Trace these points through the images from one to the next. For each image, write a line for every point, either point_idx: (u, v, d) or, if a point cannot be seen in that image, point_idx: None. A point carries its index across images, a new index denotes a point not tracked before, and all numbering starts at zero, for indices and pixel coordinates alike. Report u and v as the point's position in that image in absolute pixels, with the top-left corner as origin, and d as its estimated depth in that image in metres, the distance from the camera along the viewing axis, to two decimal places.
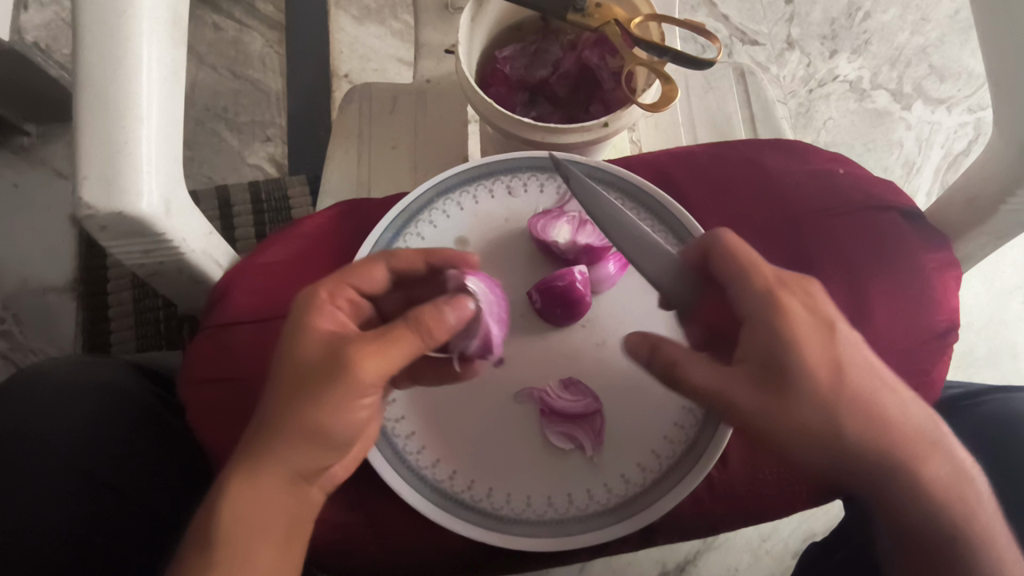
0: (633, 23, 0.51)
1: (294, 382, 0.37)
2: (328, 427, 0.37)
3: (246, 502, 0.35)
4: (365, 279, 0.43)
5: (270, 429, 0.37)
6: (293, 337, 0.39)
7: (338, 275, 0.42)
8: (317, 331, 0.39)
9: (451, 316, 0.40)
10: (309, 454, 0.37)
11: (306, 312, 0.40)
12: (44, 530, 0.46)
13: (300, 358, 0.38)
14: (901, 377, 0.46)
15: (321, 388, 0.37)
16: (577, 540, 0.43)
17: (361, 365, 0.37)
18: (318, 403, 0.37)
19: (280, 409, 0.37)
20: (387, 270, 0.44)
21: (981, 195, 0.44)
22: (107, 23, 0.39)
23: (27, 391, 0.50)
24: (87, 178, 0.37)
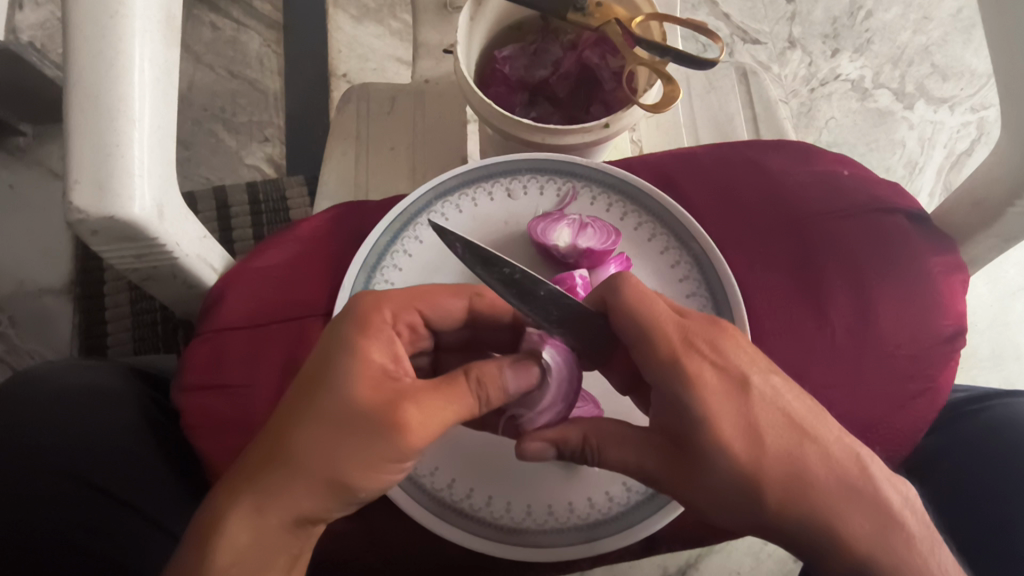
0: (635, 21, 0.50)
1: (339, 418, 0.35)
2: (359, 484, 0.35)
3: (250, 532, 0.34)
4: (433, 304, 0.43)
5: (300, 462, 0.34)
6: (345, 366, 0.36)
7: (409, 297, 0.42)
8: (373, 363, 0.37)
9: (510, 385, 0.39)
10: (329, 501, 0.35)
11: (363, 338, 0.37)
12: (38, 532, 0.45)
13: (349, 390, 0.35)
14: (901, 383, 0.46)
15: (370, 436, 0.35)
16: (578, 549, 0.43)
17: (417, 425, 0.36)
18: (360, 452, 0.35)
19: (312, 441, 0.34)
20: (459, 298, 0.44)
21: (987, 198, 0.43)
22: (98, 23, 0.39)
23: (22, 393, 0.50)
24: (79, 182, 0.36)
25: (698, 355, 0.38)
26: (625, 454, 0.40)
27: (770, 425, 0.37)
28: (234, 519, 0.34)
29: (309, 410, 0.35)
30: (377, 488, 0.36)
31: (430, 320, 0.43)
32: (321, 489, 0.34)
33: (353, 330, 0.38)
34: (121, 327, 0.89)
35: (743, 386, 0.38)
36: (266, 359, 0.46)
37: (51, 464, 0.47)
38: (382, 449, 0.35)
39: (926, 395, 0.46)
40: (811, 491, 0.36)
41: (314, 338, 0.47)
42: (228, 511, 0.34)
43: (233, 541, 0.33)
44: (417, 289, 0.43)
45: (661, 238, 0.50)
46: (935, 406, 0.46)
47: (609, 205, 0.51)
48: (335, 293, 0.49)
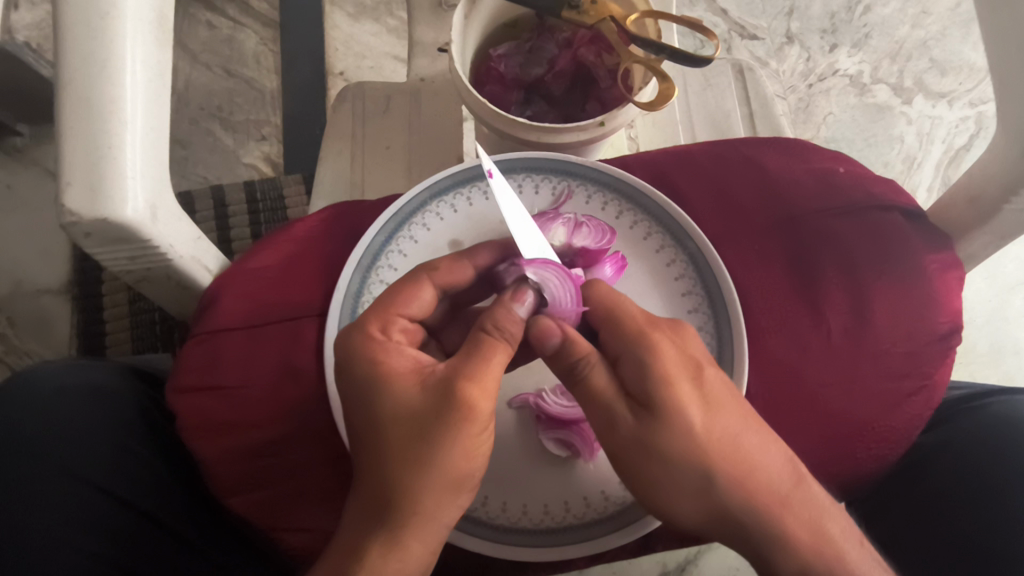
0: (630, 19, 0.49)
1: (408, 433, 0.36)
2: (462, 471, 0.36)
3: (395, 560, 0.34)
4: (409, 303, 0.42)
5: (392, 483, 0.35)
6: (370, 382, 0.38)
7: (385, 308, 0.41)
8: (406, 378, 0.38)
9: (521, 312, 0.39)
10: (451, 497, 0.36)
11: (383, 357, 0.38)
12: (36, 531, 0.45)
13: (398, 406, 0.37)
14: (913, 373, 0.46)
15: (440, 426, 0.36)
16: (575, 549, 0.42)
17: (479, 394, 0.36)
18: (438, 436, 0.35)
19: (390, 449, 0.36)
20: (433, 290, 0.43)
21: (982, 195, 0.43)
22: (89, 24, 0.39)
23: (19, 392, 0.49)
24: (71, 185, 0.36)
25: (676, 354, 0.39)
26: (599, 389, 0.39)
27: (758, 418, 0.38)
28: (378, 552, 0.34)
29: (377, 439, 0.36)
30: (480, 464, 0.37)
31: (418, 317, 0.42)
32: (432, 493, 0.35)
33: (368, 368, 0.38)
34: (120, 327, 0.89)
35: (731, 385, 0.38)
36: (264, 360, 0.46)
37: (48, 463, 0.47)
38: (453, 424, 0.36)
39: (922, 393, 0.46)
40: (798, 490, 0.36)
41: (314, 334, 0.47)
42: (362, 551, 0.34)
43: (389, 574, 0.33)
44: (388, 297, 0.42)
45: (656, 236, 0.50)
46: (930, 404, 0.46)
47: (604, 204, 0.50)
48: (330, 292, 0.48)
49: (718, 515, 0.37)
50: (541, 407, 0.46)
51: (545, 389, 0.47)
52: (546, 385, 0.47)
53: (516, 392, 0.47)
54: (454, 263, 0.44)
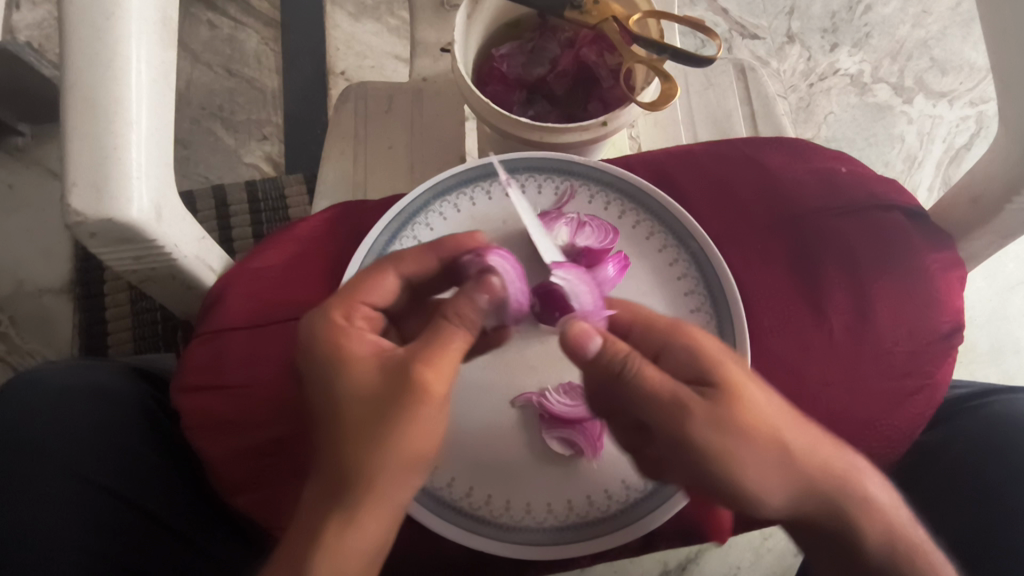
0: (632, 19, 0.50)
1: (363, 416, 0.36)
2: (415, 453, 0.36)
3: (345, 541, 0.34)
4: (371, 289, 0.42)
5: (345, 469, 0.35)
6: (331, 366, 0.38)
7: (348, 295, 0.41)
8: (365, 362, 0.38)
9: (483, 300, 0.39)
10: (404, 478, 0.36)
11: (342, 342, 0.38)
12: (39, 530, 0.45)
13: (355, 392, 0.37)
14: (912, 373, 0.47)
15: (395, 408, 0.36)
16: (578, 547, 0.42)
17: (433, 376, 0.36)
18: (394, 417, 0.36)
19: (348, 429, 0.36)
20: (397, 279, 0.43)
21: (984, 195, 0.44)
22: (94, 25, 0.39)
23: (21, 392, 0.49)
24: (76, 185, 0.37)
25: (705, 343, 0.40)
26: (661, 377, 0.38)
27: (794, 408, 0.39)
28: (328, 533, 0.34)
29: (335, 422, 0.37)
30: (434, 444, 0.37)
31: (382, 304, 0.42)
32: (384, 476, 0.35)
33: (330, 352, 0.38)
34: (121, 326, 0.89)
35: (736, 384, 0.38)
36: (266, 358, 0.46)
37: (51, 462, 0.47)
38: (409, 406, 0.36)
39: (924, 392, 0.46)
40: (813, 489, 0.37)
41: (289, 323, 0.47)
42: (314, 530, 0.34)
43: (340, 557, 0.34)
44: (350, 282, 0.42)
45: (659, 236, 0.50)
46: (934, 403, 0.46)
47: (607, 203, 0.51)
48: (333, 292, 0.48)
49: (746, 496, 0.38)
50: (545, 405, 0.45)
51: (549, 388, 0.46)
52: (550, 384, 0.46)
53: (518, 390, 0.46)
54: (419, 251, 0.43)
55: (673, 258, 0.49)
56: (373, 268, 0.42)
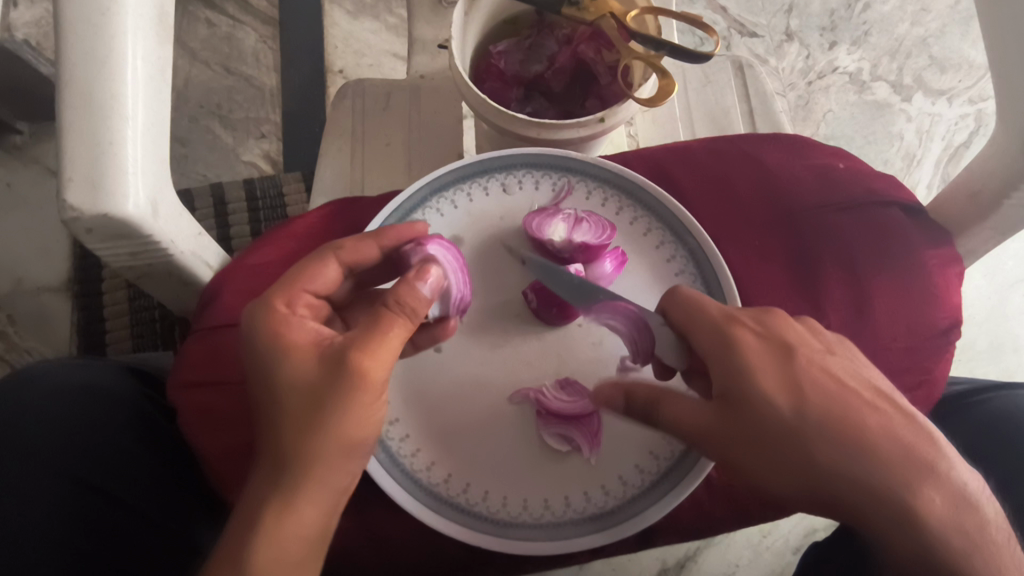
0: (630, 16, 0.49)
1: (303, 404, 0.36)
2: (356, 439, 0.36)
3: (285, 527, 0.34)
4: (314, 277, 0.40)
5: (285, 456, 0.35)
6: (272, 353, 0.37)
7: (290, 281, 0.40)
8: (305, 349, 0.37)
9: (425, 289, 0.39)
10: (341, 464, 0.36)
11: (283, 329, 0.37)
12: (31, 529, 0.44)
13: (294, 380, 0.36)
14: (910, 368, 0.46)
15: (336, 396, 0.36)
16: (575, 543, 0.42)
17: (374, 363, 0.36)
18: (335, 405, 0.36)
19: (290, 418, 0.35)
20: (339, 266, 0.42)
21: (983, 191, 0.44)
22: (91, 20, 0.39)
23: (14, 392, 0.49)
24: (72, 180, 0.37)
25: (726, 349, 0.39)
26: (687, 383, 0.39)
27: (824, 410, 0.38)
28: (268, 519, 0.34)
29: (275, 409, 0.36)
30: (373, 431, 0.37)
31: (326, 292, 0.41)
32: (325, 462, 0.35)
33: (271, 340, 0.37)
34: (120, 325, 0.89)
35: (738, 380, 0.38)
36: None
37: (44, 462, 0.46)
38: (350, 394, 0.36)
39: (922, 387, 0.47)
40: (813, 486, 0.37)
41: (242, 314, 0.46)
42: (255, 519, 0.34)
43: (279, 542, 0.33)
44: (290, 268, 0.41)
45: (656, 232, 0.50)
46: (931, 398, 0.47)
47: (605, 200, 0.50)
48: None
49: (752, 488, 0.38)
50: (541, 403, 0.45)
51: (545, 384, 0.46)
52: (546, 380, 0.46)
53: (515, 386, 0.46)
54: (362, 239, 0.42)
55: (670, 255, 0.49)
56: (315, 255, 0.41)
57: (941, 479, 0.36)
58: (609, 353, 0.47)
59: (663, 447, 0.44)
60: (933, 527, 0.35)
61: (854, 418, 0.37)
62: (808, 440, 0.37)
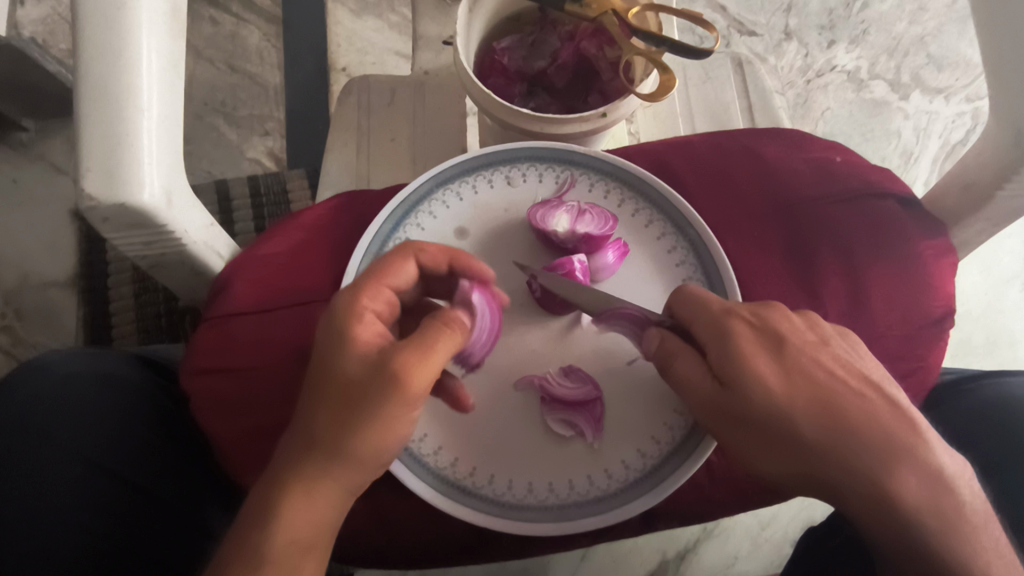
0: (632, 12, 0.50)
1: (345, 400, 0.36)
2: (382, 446, 0.37)
3: (301, 512, 0.35)
4: (397, 275, 0.41)
5: (314, 447, 0.36)
6: (336, 345, 0.37)
7: (373, 279, 0.40)
8: (367, 346, 0.37)
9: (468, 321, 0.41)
10: (362, 466, 0.37)
11: (351, 326, 0.38)
12: (50, 513, 0.46)
13: (346, 376, 0.37)
14: (904, 356, 0.48)
15: (377, 402, 0.36)
16: (579, 525, 0.43)
17: (419, 381, 0.37)
18: (372, 411, 0.36)
19: (330, 412, 0.36)
20: (416, 270, 0.42)
21: (977, 182, 0.45)
22: (106, 15, 0.40)
23: (28, 380, 0.50)
24: (89, 171, 0.38)
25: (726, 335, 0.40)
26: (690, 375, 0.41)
27: (812, 397, 0.39)
28: (289, 504, 0.35)
29: (320, 399, 0.37)
30: (398, 442, 0.38)
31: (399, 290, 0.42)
32: (348, 462, 0.36)
33: (337, 331, 0.38)
34: (125, 320, 0.90)
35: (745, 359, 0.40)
36: (273, 342, 0.47)
37: (61, 448, 0.47)
38: (389, 404, 0.36)
39: (916, 374, 0.48)
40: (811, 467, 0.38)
41: (257, 304, 0.48)
42: (272, 500, 0.35)
43: (292, 526, 0.35)
44: (372, 265, 0.41)
45: (657, 223, 0.51)
46: (925, 384, 0.48)
47: (607, 192, 0.52)
48: (338, 277, 0.49)
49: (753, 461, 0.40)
50: (546, 390, 0.46)
51: (549, 371, 0.47)
52: (550, 367, 0.47)
53: (519, 373, 0.47)
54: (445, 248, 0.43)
55: (671, 245, 0.50)
56: (396, 252, 0.41)
57: (935, 460, 0.37)
58: (611, 342, 0.48)
59: (665, 432, 0.45)
60: (924, 506, 0.36)
61: (848, 403, 0.38)
62: (801, 427, 0.38)
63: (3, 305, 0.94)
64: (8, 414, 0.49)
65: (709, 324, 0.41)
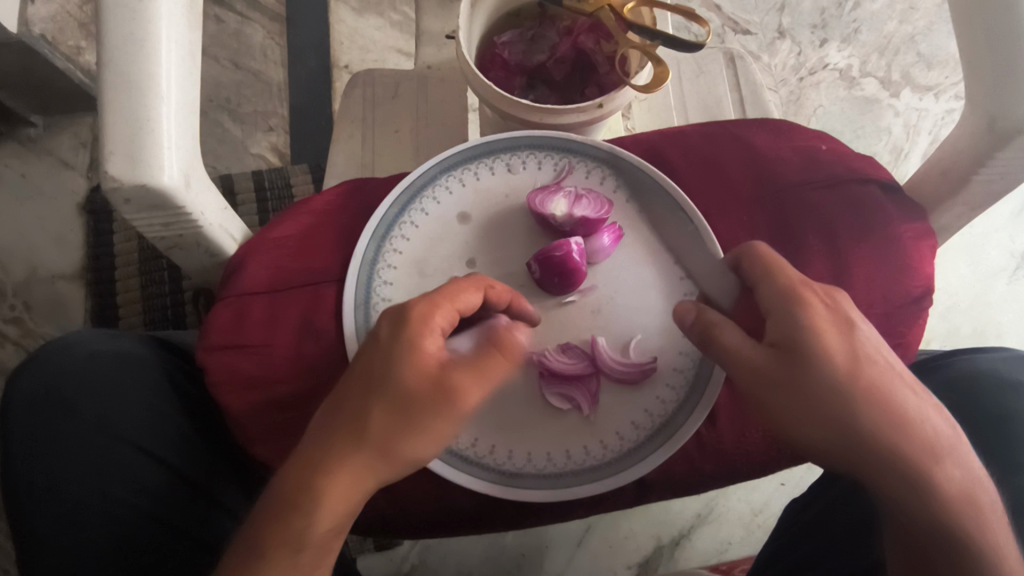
0: (627, 8, 0.52)
1: (400, 410, 0.38)
2: (423, 455, 0.39)
3: (338, 508, 0.37)
4: (466, 302, 0.42)
5: (365, 451, 0.38)
6: (401, 360, 0.39)
7: (451, 296, 0.42)
8: (428, 359, 0.39)
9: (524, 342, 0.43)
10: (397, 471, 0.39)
11: (419, 343, 0.40)
12: (76, 483, 0.48)
13: (408, 388, 0.39)
14: (884, 333, 0.50)
15: (431, 418, 0.39)
16: (575, 491, 0.46)
17: (468, 401, 0.40)
18: (426, 426, 0.39)
19: (386, 421, 0.38)
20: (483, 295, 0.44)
21: (953, 169, 0.47)
22: (129, 7, 0.42)
23: (52, 358, 0.52)
24: (112, 154, 0.40)
25: None
26: (736, 343, 0.42)
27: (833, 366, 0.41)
28: (329, 499, 0.37)
29: (375, 405, 0.38)
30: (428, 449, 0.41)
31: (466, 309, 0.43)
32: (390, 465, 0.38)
33: (408, 345, 0.39)
34: (132, 311, 0.92)
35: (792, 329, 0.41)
36: (286, 322, 0.49)
37: (86, 422, 0.50)
38: (440, 420, 0.39)
39: (896, 350, 0.50)
40: None
41: (273, 289, 0.50)
42: (311, 495, 0.36)
43: (327, 519, 0.36)
44: (450, 286, 0.43)
45: (651, 209, 0.53)
46: (904, 361, 0.50)
47: (603, 179, 0.54)
48: (346, 259, 0.52)
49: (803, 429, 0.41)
50: (545, 366, 0.48)
51: (547, 348, 0.49)
52: (548, 344, 0.50)
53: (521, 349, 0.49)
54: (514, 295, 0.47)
55: (664, 230, 0.52)
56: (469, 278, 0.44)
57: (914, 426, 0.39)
58: (607, 321, 0.50)
59: (657, 406, 0.48)
60: None
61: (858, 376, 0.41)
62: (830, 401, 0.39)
63: (12, 297, 0.96)
64: (32, 390, 0.51)
65: (782, 291, 0.42)
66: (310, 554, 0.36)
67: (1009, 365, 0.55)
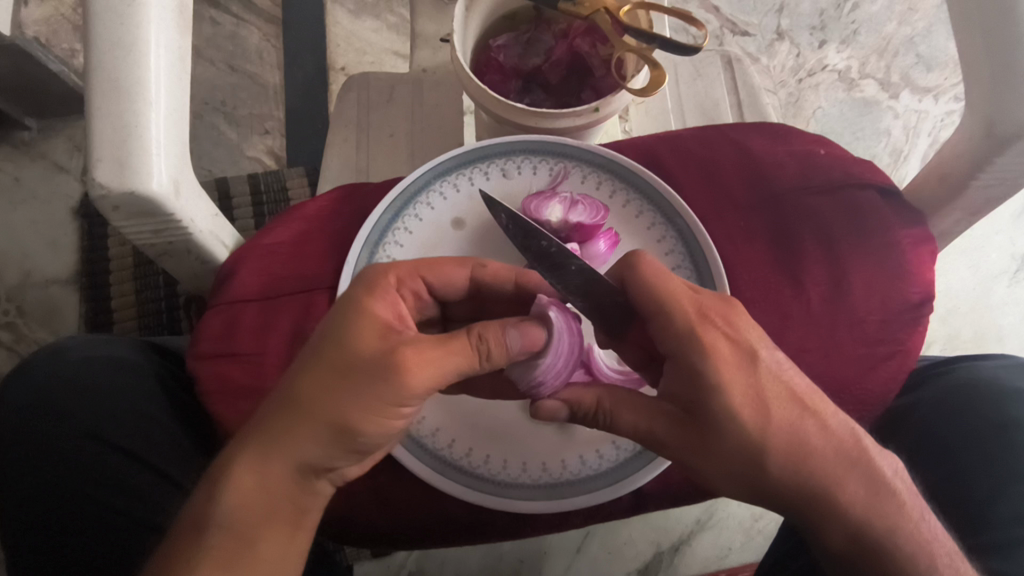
0: (623, 11, 0.52)
1: (336, 371, 0.37)
2: (361, 431, 0.37)
3: (253, 481, 0.36)
4: (437, 272, 0.45)
5: (290, 419, 0.37)
6: (350, 325, 0.38)
7: (415, 266, 0.44)
8: (379, 323, 0.39)
9: (513, 344, 0.40)
10: (331, 450, 0.37)
11: (369, 308, 0.39)
12: (70, 491, 0.48)
13: (348, 351, 0.38)
14: (883, 340, 0.49)
15: (369, 387, 0.37)
16: (570, 501, 0.45)
17: (418, 375, 0.37)
18: (364, 395, 0.37)
19: (317, 382, 0.37)
20: (468, 276, 0.46)
21: (951, 173, 0.46)
22: (118, 11, 0.41)
23: (45, 365, 0.51)
24: (100, 160, 0.39)
25: (719, 324, 0.40)
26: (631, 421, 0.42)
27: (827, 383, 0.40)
28: (242, 468, 0.36)
29: (312, 367, 0.38)
30: (376, 433, 0.38)
31: (439, 287, 0.45)
32: (317, 440, 0.37)
33: (357, 306, 0.39)
34: (126, 315, 0.92)
35: (755, 372, 0.39)
36: (277, 329, 0.49)
37: (78, 429, 0.49)
38: (381, 392, 0.37)
39: (896, 358, 0.49)
40: (808, 455, 0.38)
41: (258, 292, 0.49)
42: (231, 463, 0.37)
43: (242, 493, 0.36)
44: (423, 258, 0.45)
45: (647, 214, 0.52)
46: (904, 367, 0.49)
47: (599, 184, 0.53)
48: (339, 266, 0.51)
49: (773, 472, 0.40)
50: None
51: None
52: None
53: None
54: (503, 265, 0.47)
55: (660, 236, 0.52)
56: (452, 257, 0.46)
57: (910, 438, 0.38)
58: None
59: None
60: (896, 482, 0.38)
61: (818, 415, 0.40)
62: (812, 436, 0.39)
63: (6, 301, 0.95)
64: (24, 399, 0.50)
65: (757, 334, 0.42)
66: (223, 537, 0.35)
67: (1009, 373, 0.54)
